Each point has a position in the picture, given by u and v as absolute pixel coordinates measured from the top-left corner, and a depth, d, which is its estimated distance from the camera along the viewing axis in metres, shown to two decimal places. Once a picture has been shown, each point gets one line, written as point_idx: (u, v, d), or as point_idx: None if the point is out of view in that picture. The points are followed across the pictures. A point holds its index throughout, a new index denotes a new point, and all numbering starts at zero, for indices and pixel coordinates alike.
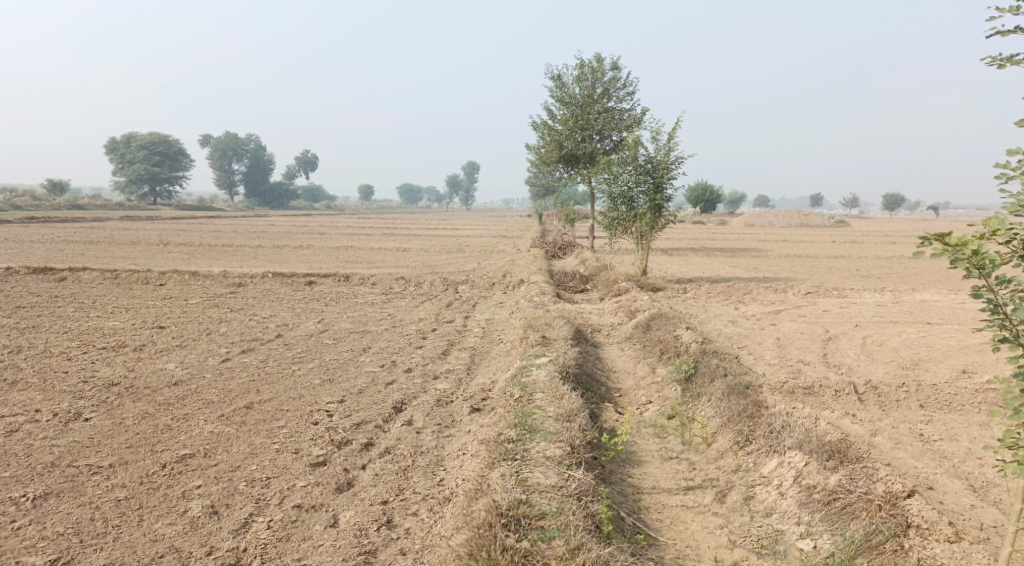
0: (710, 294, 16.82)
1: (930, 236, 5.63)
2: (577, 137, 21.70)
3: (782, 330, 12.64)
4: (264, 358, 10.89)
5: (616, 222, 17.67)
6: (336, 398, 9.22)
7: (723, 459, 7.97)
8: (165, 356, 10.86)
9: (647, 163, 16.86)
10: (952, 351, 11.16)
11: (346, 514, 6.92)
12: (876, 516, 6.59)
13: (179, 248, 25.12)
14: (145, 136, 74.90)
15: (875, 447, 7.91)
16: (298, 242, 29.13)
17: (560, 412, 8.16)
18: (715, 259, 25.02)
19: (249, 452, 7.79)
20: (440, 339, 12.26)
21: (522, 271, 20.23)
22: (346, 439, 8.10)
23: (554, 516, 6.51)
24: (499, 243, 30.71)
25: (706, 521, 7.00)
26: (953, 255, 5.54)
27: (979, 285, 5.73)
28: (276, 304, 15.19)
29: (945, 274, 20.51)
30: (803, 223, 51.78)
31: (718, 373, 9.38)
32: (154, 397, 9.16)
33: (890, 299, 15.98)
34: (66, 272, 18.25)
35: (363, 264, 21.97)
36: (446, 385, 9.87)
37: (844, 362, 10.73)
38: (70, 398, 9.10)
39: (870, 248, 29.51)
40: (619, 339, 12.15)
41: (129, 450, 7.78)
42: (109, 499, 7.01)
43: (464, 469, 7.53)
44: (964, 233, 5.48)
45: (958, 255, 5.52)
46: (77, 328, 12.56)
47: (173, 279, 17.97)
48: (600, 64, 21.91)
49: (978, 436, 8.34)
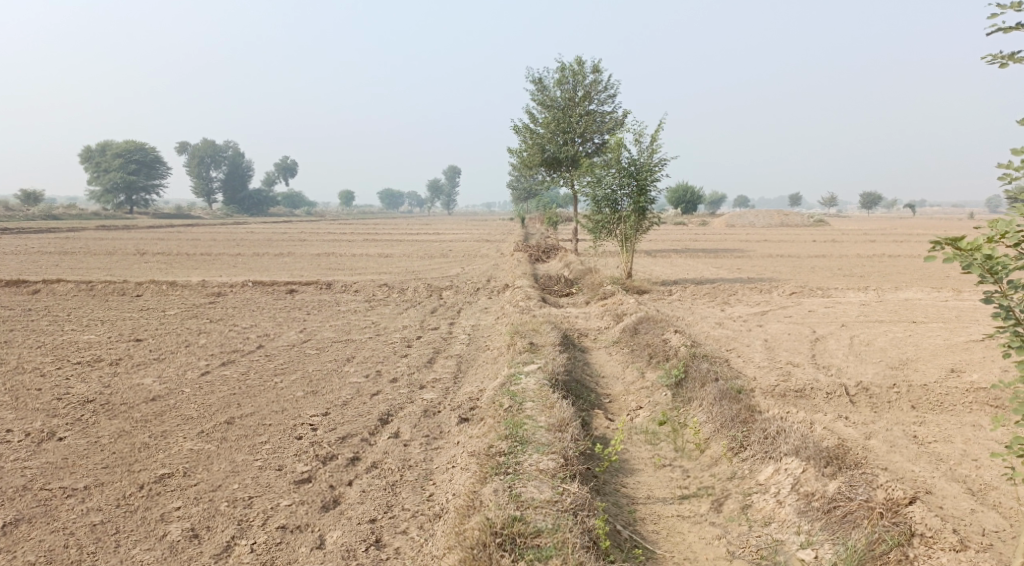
0: (695, 296, 16.71)
1: (942, 241, 5.65)
2: (559, 140, 21.57)
3: (770, 331, 12.53)
4: (245, 370, 10.63)
5: (600, 226, 17.54)
6: (320, 411, 8.99)
7: (717, 466, 7.83)
8: (142, 371, 10.58)
9: (630, 165, 16.72)
10: (940, 351, 11.09)
11: (333, 534, 6.71)
12: (879, 524, 6.47)
13: (158, 258, 24.76)
14: (121, 144, 73.98)
15: (872, 451, 7.79)
16: (278, 249, 28.81)
17: (551, 422, 7.99)
18: (698, 260, 24.93)
19: (230, 470, 7.55)
20: (425, 347, 12.06)
21: (506, 275, 20.04)
22: (332, 454, 7.88)
23: (549, 533, 6.34)
24: (481, 247, 30.51)
25: (704, 532, 6.85)
26: (965, 260, 5.58)
27: (991, 291, 5.73)
28: (257, 313, 14.92)
29: (926, 271, 20.54)
30: (784, 222, 51.85)
31: (709, 377, 9.23)
32: (131, 414, 8.89)
33: (874, 298, 15.93)
34: (41, 284, 17.88)
35: (344, 271, 21.73)
36: (433, 394, 9.66)
37: (833, 363, 10.63)
38: (44, 417, 8.81)
39: (850, 246, 29.58)
40: (606, 343, 11.99)
41: (105, 471, 7.52)
42: (84, 524, 6.75)
43: (454, 483, 7.33)
44: (976, 237, 5.51)
45: (970, 260, 5.56)
46: (51, 343, 12.23)
47: (151, 290, 17.64)
48: (581, 67, 21.83)
49: (973, 436, 8.25)
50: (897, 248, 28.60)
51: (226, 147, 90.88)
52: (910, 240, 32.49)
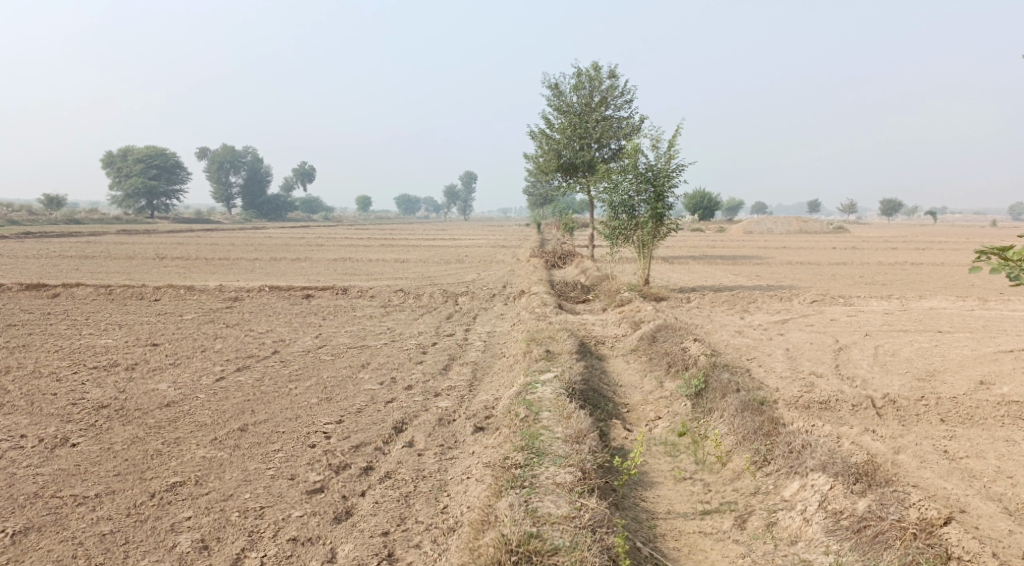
0: (714, 303, 16.45)
1: (990, 251, 5.92)
2: (575, 145, 21.37)
3: (791, 341, 12.27)
4: (260, 376, 10.49)
5: (617, 232, 17.30)
6: (334, 419, 8.83)
7: (740, 480, 7.61)
8: (157, 376, 10.47)
9: (647, 170, 16.49)
10: (967, 362, 10.80)
11: (345, 547, 6.54)
12: (912, 545, 6.22)
13: (177, 262, 24.77)
14: (142, 149, 74.39)
15: (900, 467, 7.55)
16: (296, 254, 28.77)
17: (568, 433, 7.78)
18: (717, 267, 24.63)
19: (242, 479, 7.41)
20: (440, 353, 11.89)
21: (522, 281, 19.87)
22: (345, 463, 7.72)
23: (567, 552, 6.14)
24: (498, 253, 30.30)
25: (726, 550, 6.63)
26: (1012, 270, 5.84)
27: None
28: (272, 318, 14.82)
29: (949, 280, 20.17)
30: (803, 229, 51.33)
31: (731, 388, 8.98)
32: (145, 420, 8.77)
33: (898, 307, 15.60)
34: (60, 288, 17.89)
35: (361, 276, 21.65)
36: (448, 403, 9.48)
37: (857, 374, 10.35)
38: (58, 422, 8.71)
39: (871, 254, 29.12)
40: (625, 351, 11.76)
41: (117, 479, 7.39)
42: (93, 534, 6.61)
43: (469, 495, 7.14)
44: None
45: (1017, 270, 5.83)
46: (68, 347, 12.17)
47: (169, 294, 17.60)
48: (598, 73, 21.68)
49: (1005, 452, 7.97)
50: (917, 255, 28.17)
51: (245, 151, 91.34)
52: (930, 248, 32.07)
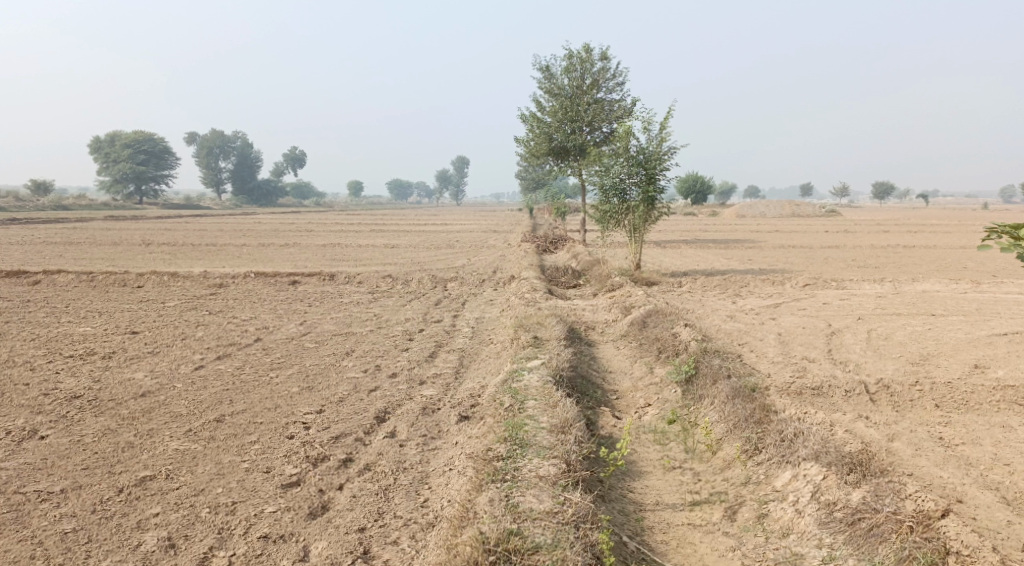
0: (705, 288, 16.21)
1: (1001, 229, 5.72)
2: (567, 128, 21.05)
3: (783, 325, 12.03)
4: (240, 365, 10.21)
5: (608, 216, 17.01)
6: (314, 409, 8.57)
7: (730, 470, 7.39)
8: (134, 365, 10.18)
9: (639, 153, 16.20)
10: (961, 345, 10.61)
11: (319, 545, 6.29)
12: (909, 539, 6.01)
13: (162, 249, 24.32)
14: (129, 134, 73.79)
15: (895, 456, 7.33)
16: (285, 240, 28.37)
17: (554, 423, 7.54)
18: (709, 251, 24.38)
19: (215, 472, 7.15)
20: (427, 340, 11.62)
21: (513, 266, 19.62)
22: (323, 455, 7.47)
23: (549, 550, 5.91)
24: (488, 238, 30.01)
25: (716, 543, 6.42)
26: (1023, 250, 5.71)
27: None
28: (257, 305, 14.50)
29: (942, 263, 20.01)
30: (796, 212, 51.04)
31: (721, 374, 8.72)
32: (118, 410, 8.49)
33: (891, 290, 15.38)
34: (41, 274, 17.55)
35: (350, 262, 21.34)
36: (433, 391, 9.23)
37: (851, 358, 10.13)
38: (28, 414, 8.42)
39: (864, 237, 28.85)
40: (614, 337, 11.52)
41: (84, 473, 7.12)
42: (54, 533, 6.35)
43: (451, 488, 6.90)
44: None
45: None
46: (45, 335, 11.84)
47: (152, 281, 17.26)
48: (589, 55, 21.33)
49: (1002, 439, 7.76)
50: (912, 238, 27.89)
51: (235, 137, 90.42)
52: (922, 231, 31.82)
